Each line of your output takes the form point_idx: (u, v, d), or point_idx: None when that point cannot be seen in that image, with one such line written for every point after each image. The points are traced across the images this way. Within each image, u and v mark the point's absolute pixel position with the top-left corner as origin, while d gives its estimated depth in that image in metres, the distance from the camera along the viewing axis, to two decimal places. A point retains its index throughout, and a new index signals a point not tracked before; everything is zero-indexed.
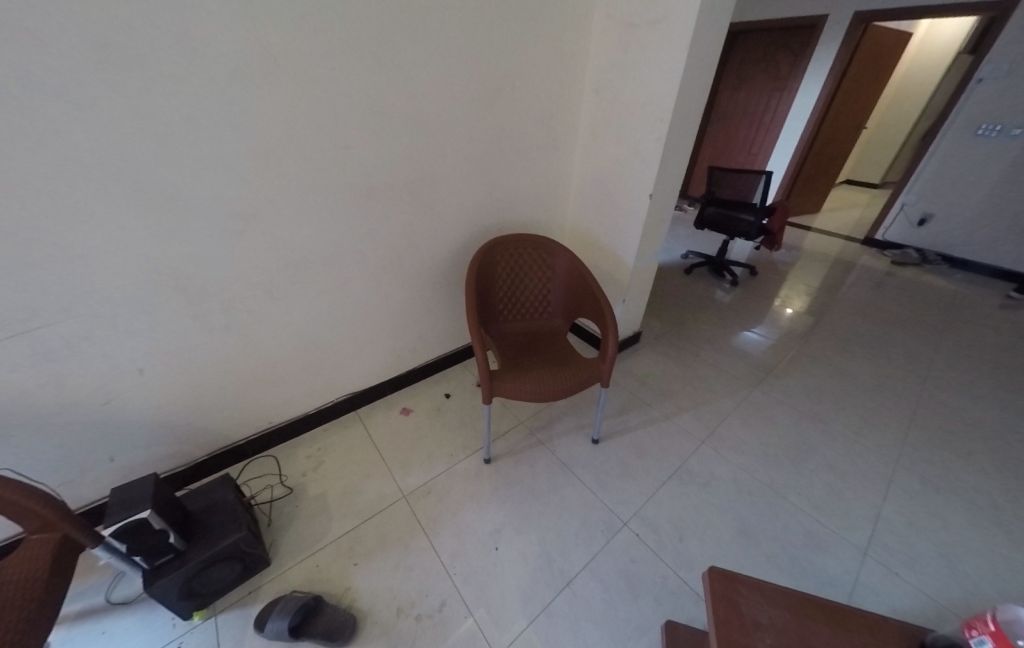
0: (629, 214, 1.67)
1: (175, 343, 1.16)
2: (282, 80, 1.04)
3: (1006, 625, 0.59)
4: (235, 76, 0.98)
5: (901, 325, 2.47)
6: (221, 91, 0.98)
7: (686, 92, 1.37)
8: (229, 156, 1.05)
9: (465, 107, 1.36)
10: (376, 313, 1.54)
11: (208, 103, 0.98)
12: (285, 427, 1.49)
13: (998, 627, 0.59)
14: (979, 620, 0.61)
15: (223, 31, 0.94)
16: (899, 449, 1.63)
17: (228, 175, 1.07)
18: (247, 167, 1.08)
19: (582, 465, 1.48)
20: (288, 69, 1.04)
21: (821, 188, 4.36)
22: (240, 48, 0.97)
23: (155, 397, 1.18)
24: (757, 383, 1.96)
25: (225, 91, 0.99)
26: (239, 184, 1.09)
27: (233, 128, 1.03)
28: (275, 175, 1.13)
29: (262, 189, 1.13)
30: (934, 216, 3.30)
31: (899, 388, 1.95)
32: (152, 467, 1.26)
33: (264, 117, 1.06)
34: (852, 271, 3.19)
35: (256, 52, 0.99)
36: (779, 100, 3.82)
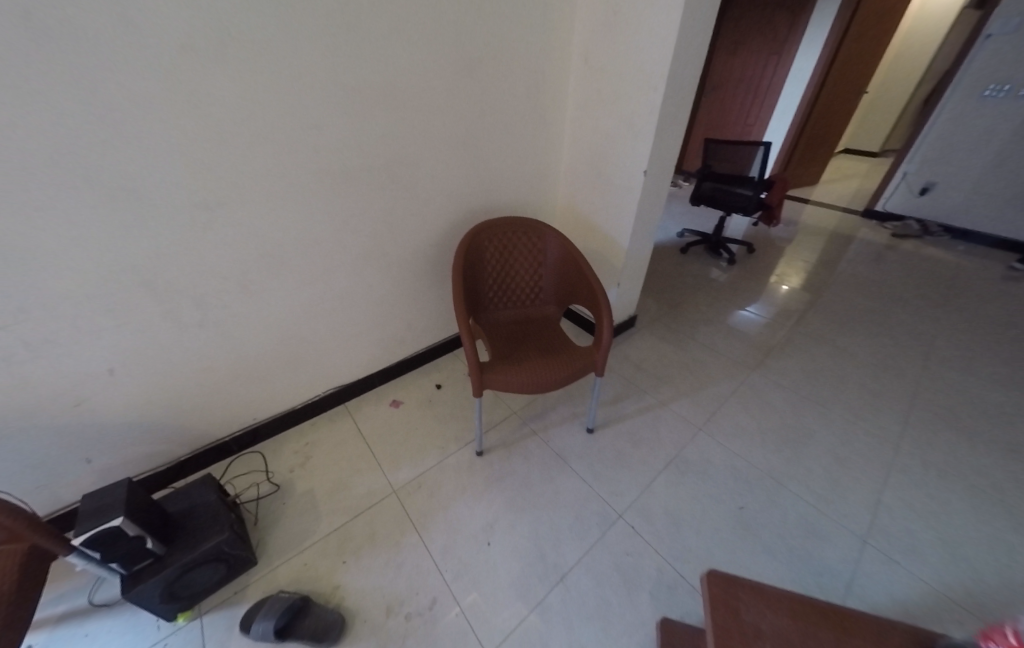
0: (623, 193, 1.59)
1: (148, 342, 1.10)
2: (244, 54, 0.95)
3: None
4: (185, 50, 0.89)
5: (901, 300, 2.42)
6: (170, 65, 0.89)
7: (681, 59, 1.28)
8: (189, 140, 0.97)
9: (444, 80, 1.26)
10: (360, 304, 1.48)
11: (157, 80, 0.89)
12: (271, 422, 1.45)
13: None
14: (998, 632, 0.56)
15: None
16: (899, 431, 1.60)
17: (187, 159, 0.98)
18: (211, 152, 1.00)
19: (577, 456, 1.45)
20: (244, 39, 0.94)
21: (821, 159, 4.24)
22: (191, 17, 0.87)
23: (131, 398, 1.13)
24: (754, 365, 1.92)
25: (176, 65, 0.89)
26: (201, 170, 1.01)
27: (192, 109, 0.94)
28: (241, 160, 1.05)
29: (230, 175, 1.05)
30: (935, 185, 3.20)
31: (900, 366, 1.92)
32: (133, 469, 1.22)
33: (227, 96, 0.97)
34: (851, 244, 3.11)
35: (213, 23, 0.90)
36: (777, 67, 3.67)
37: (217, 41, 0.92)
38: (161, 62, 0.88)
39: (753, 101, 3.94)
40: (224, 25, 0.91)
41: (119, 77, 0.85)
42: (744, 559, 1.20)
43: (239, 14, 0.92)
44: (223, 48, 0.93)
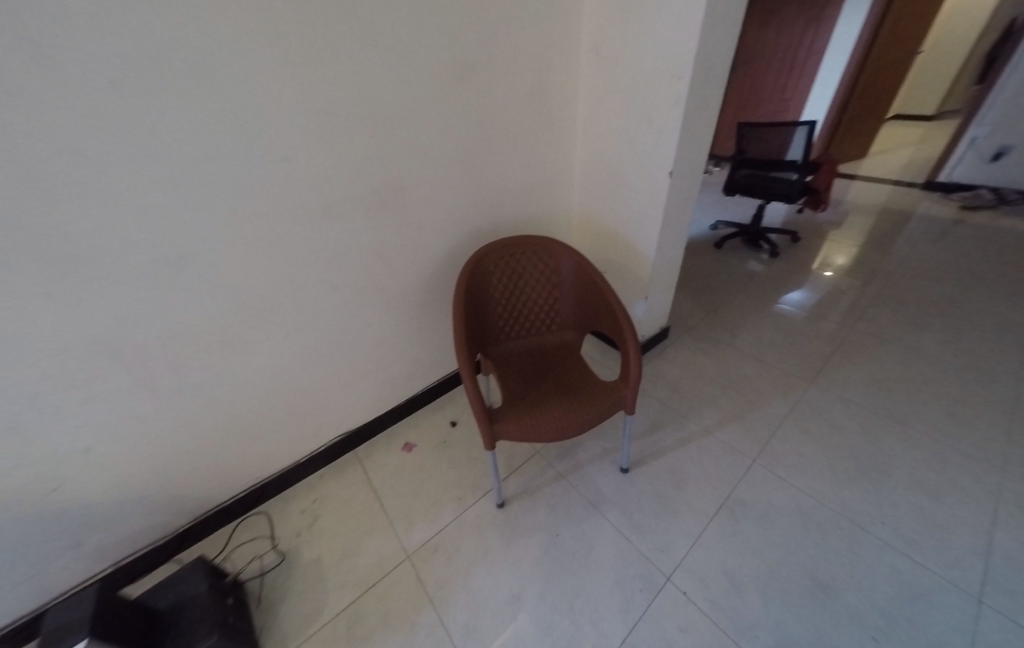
0: (646, 198, 1.38)
1: (126, 417, 1.01)
2: (191, 89, 0.82)
3: None
4: (116, 92, 0.76)
5: (980, 284, 2.09)
6: (102, 115, 0.76)
7: (712, 37, 1.07)
8: (139, 196, 0.85)
9: (433, 93, 1.11)
10: (362, 345, 1.36)
11: (87, 134, 0.76)
12: (275, 480, 1.34)
13: None
14: None
15: (84, 34, 0.71)
16: (1002, 448, 1.34)
17: (140, 217, 0.86)
18: (168, 205, 0.88)
19: (611, 503, 1.28)
20: (188, 71, 0.80)
21: (869, 130, 3.82)
22: (118, 56, 0.74)
23: (116, 475, 1.05)
24: (811, 376, 1.67)
25: (108, 114, 0.77)
26: (160, 225, 0.89)
27: (140, 159, 0.82)
28: (204, 211, 0.93)
29: (192, 224, 0.92)
30: (1012, 149, 2.82)
31: (992, 365, 1.63)
32: (128, 545, 1.14)
33: (176, 140, 0.84)
34: (909, 221, 2.76)
35: (143, 55, 0.76)
36: (814, 36, 3.35)
37: (154, 78, 0.78)
38: (92, 111, 0.76)
39: (788, 75, 3.64)
40: (160, 57, 0.77)
41: (42, 132, 0.73)
42: (825, 630, 1.00)
43: (174, 45, 0.78)
44: (164, 86, 0.79)
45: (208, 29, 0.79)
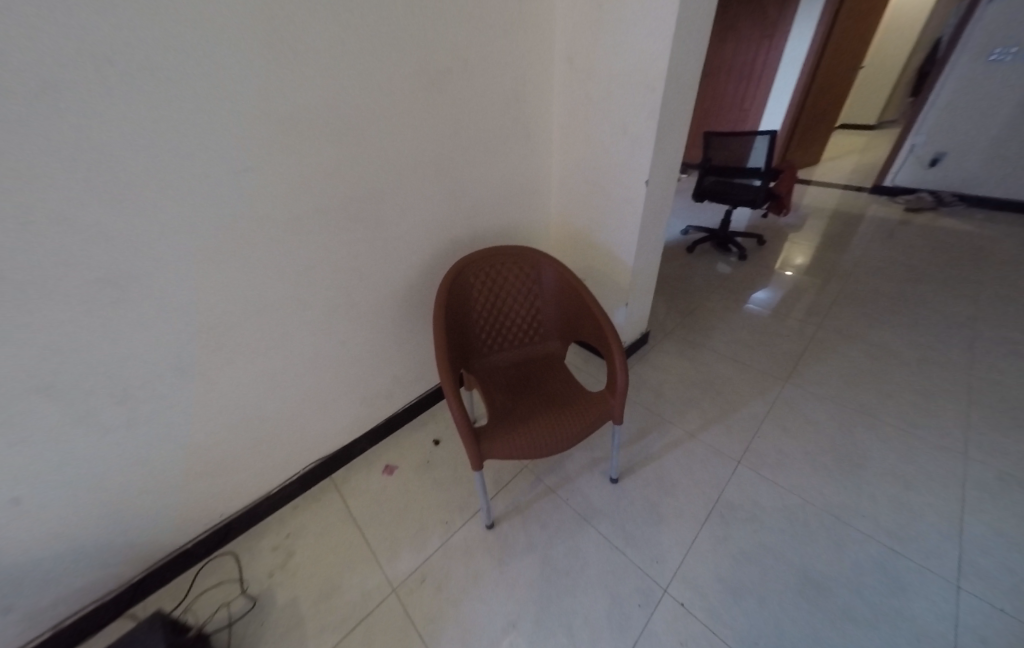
0: (624, 205, 1.38)
1: (66, 458, 0.90)
2: (136, 94, 0.74)
3: None
4: (46, 100, 0.68)
5: (930, 281, 2.22)
6: (29, 125, 0.68)
7: (683, 46, 1.08)
8: (75, 213, 0.76)
9: (406, 100, 1.06)
10: (335, 364, 1.28)
11: (10, 145, 0.68)
12: (243, 516, 1.24)
13: None
14: None
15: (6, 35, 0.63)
16: (964, 435, 1.41)
17: (78, 237, 0.77)
18: (111, 222, 0.79)
19: (603, 515, 1.25)
20: (131, 76, 0.73)
21: (820, 138, 4.05)
22: (48, 60, 0.67)
23: (56, 524, 0.93)
24: (787, 374, 1.72)
25: (36, 123, 0.68)
26: (102, 245, 0.80)
27: (77, 171, 0.74)
28: (154, 227, 0.84)
29: (139, 242, 0.83)
30: (946, 155, 3.08)
31: (948, 357, 1.72)
32: (73, 603, 1.02)
33: (119, 150, 0.76)
34: (862, 223, 2.94)
35: (78, 57, 0.68)
36: (768, 50, 3.54)
37: (91, 83, 0.70)
38: (17, 119, 0.67)
39: (744, 86, 3.83)
40: (97, 59, 0.70)
41: None
42: (821, 631, 1.00)
43: (114, 46, 0.70)
44: (103, 90, 0.71)
45: (153, 29, 0.72)
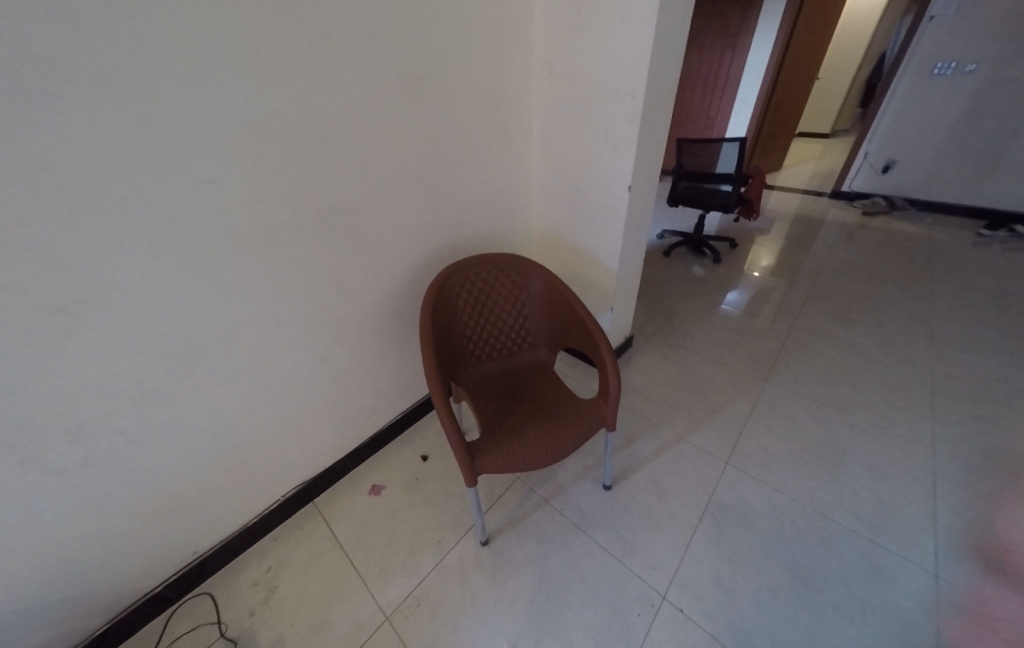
0: (607, 212, 1.39)
1: (14, 501, 0.81)
2: (94, 101, 0.69)
3: None
4: None
5: (889, 280, 2.36)
6: None
7: (661, 56, 1.10)
8: (24, 232, 0.69)
9: (387, 107, 1.03)
10: (316, 383, 1.22)
11: None
12: (219, 550, 1.17)
13: None
14: None
15: None
16: (931, 427, 1.48)
17: (27, 258, 0.70)
18: (65, 241, 0.73)
19: (598, 524, 1.24)
20: (86, 83, 0.67)
21: (781, 144, 4.25)
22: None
23: (4, 572, 0.84)
24: (765, 373, 1.77)
25: None
26: (55, 266, 0.73)
27: (23, 187, 0.67)
28: (116, 246, 0.78)
29: (97, 261, 0.77)
30: (897, 162, 3.29)
31: (911, 352, 1.82)
32: None
33: (74, 161, 0.70)
34: (822, 225, 3.09)
35: (27, 62, 0.63)
36: (732, 60, 3.75)
37: (40, 90, 0.64)
38: None
39: (712, 95, 4.04)
40: (47, 63, 0.64)
41: None
42: (815, 628, 1.02)
43: (66, 49, 0.65)
44: (55, 96, 0.66)
45: (112, 31, 0.67)
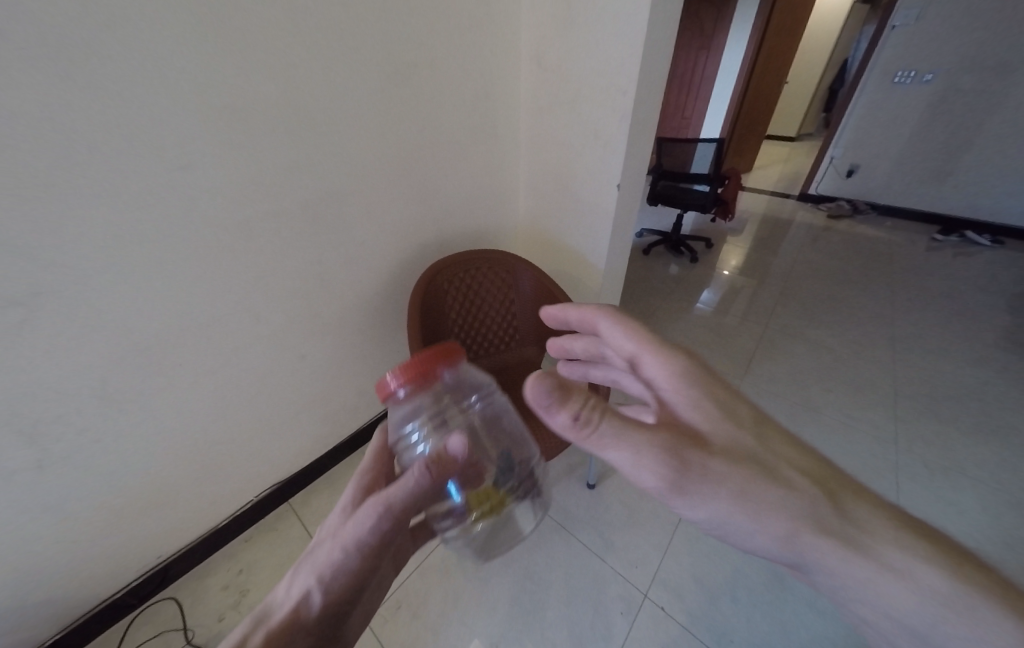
0: (594, 211, 1.39)
1: None
2: (57, 82, 0.63)
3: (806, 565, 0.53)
4: None
5: (854, 282, 2.47)
6: None
7: (652, 56, 1.09)
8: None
9: (367, 90, 0.98)
10: (295, 381, 1.18)
11: None
12: (187, 553, 1.14)
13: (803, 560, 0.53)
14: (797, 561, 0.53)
15: None
16: (894, 427, 1.57)
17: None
18: (22, 233, 0.67)
19: (581, 523, 1.26)
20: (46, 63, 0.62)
21: (753, 147, 4.37)
22: None
23: None
24: (741, 374, 1.82)
25: None
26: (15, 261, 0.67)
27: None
28: (79, 241, 0.72)
29: (60, 256, 0.71)
30: (859, 167, 3.44)
31: (874, 354, 1.92)
32: None
33: (37, 147, 0.64)
34: (791, 228, 3.22)
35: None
36: (706, 61, 3.84)
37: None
38: None
39: (686, 96, 4.13)
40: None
41: None
42: (788, 621, 1.06)
43: (18, 20, 0.58)
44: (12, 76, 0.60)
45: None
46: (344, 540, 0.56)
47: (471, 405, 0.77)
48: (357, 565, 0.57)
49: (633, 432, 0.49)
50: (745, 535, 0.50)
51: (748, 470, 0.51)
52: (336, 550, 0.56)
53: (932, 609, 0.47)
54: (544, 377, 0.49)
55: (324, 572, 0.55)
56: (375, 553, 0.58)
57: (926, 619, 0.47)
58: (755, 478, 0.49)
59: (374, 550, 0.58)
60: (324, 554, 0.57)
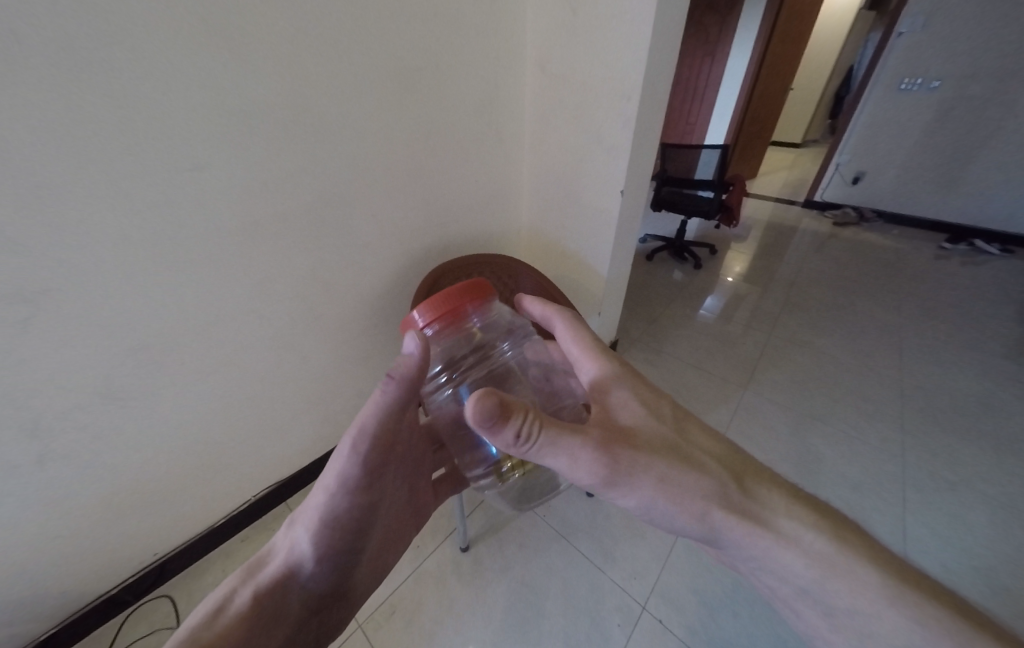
0: (597, 216, 1.39)
1: None
2: (65, 85, 0.64)
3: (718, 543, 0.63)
4: None
5: (859, 291, 2.45)
6: None
7: (656, 63, 1.09)
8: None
9: (372, 95, 0.98)
10: (296, 383, 1.18)
11: None
12: (182, 552, 1.13)
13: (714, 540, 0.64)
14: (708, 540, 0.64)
15: None
16: (900, 439, 1.54)
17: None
18: (30, 234, 0.67)
19: (580, 531, 1.24)
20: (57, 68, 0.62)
21: (758, 154, 4.36)
22: None
23: None
24: (745, 382, 1.80)
25: None
26: (19, 260, 0.68)
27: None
28: (83, 241, 0.72)
29: (63, 256, 0.71)
30: (865, 174, 3.43)
31: (881, 363, 1.89)
32: None
33: (45, 149, 0.65)
34: (796, 235, 3.20)
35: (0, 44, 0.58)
36: (711, 68, 3.84)
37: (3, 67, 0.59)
38: None
39: (690, 102, 4.13)
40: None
41: None
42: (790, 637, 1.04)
43: (26, 23, 0.59)
44: (22, 80, 0.61)
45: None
46: (326, 485, 0.60)
47: (501, 353, 0.83)
48: (344, 510, 0.61)
49: (571, 439, 0.54)
50: (666, 516, 0.60)
51: (668, 459, 0.60)
52: (322, 497, 0.61)
53: (810, 570, 0.59)
54: (482, 400, 0.50)
55: (317, 520, 0.60)
56: (363, 491, 0.62)
57: (808, 578, 0.59)
58: (676, 469, 0.59)
59: (361, 492, 0.62)
60: (314, 501, 0.61)
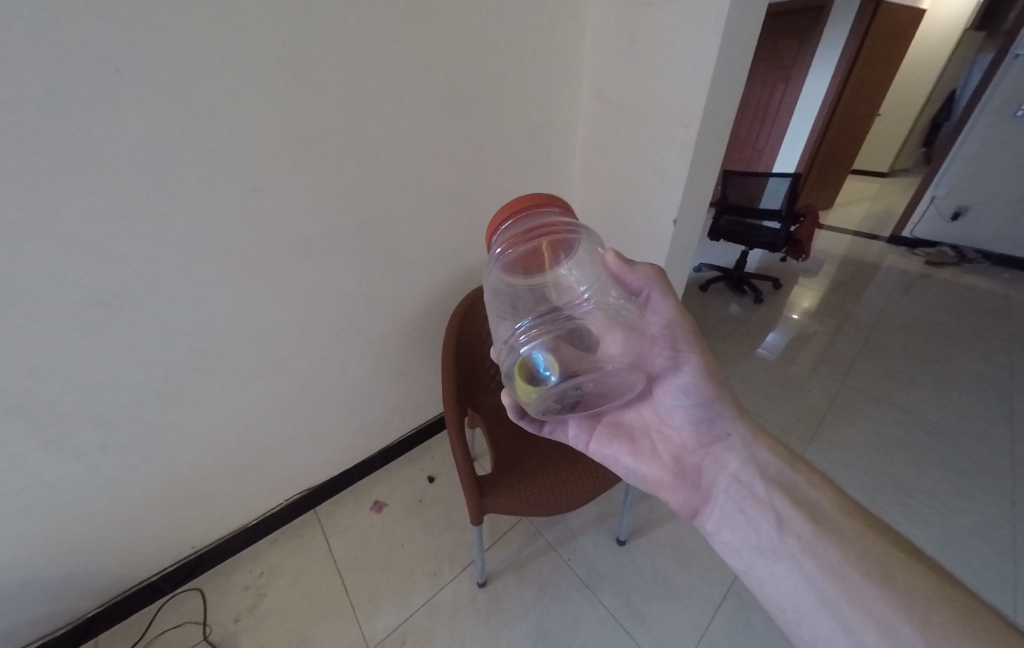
0: (647, 245, 1.32)
1: (43, 488, 0.85)
2: (158, 117, 0.70)
3: (719, 445, 0.71)
4: (63, 121, 0.64)
5: (958, 341, 2.13)
6: (52, 154, 0.65)
7: (720, 91, 1.03)
8: (82, 241, 0.72)
9: (426, 120, 1.00)
10: (334, 394, 1.21)
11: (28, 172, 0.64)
12: (216, 549, 1.18)
13: (715, 443, 0.72)
14: (716, 438, 0.72)
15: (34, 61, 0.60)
16: (1011, 530, 1.28)
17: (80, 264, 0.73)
18: (115, 251, 0.75)
19: (605, 583, 1.14)
20: (150, 100, 0.69)
21: (836, 182, 4.02)
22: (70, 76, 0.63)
23: (24, 555, 0.88)
24: (809, 436, 1.61)
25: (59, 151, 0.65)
26: (102, 272, 0.75)
27: (88, 201, 0.70)
28: (155, 258, 0.79)
29: (139, 271, 0.79)
30: (968, 209, 3.03)
31: (985, 431, 1.61)
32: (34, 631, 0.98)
33: (136, 174, 0.72)
34: (878, 272, 2.87)
35: (103, 82, 0.65)
36: (785, 92, 3.64)
37: (106, 101, 0.66)
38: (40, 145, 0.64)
39: (760, 127, 3.93)
40: (102, 69, 0.64)
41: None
42: None
43: (128, 61, 0.65)
44: (120, 113, 0.68)
45: (159, 27, 0.65)
46: None
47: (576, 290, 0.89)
48: None
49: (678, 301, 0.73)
50: (711, 387, 0.72)
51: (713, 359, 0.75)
52: None
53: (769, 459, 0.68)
54: (620, 256, 0.74)
55: None
56: None
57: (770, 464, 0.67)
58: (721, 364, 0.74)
59: None
60: None
